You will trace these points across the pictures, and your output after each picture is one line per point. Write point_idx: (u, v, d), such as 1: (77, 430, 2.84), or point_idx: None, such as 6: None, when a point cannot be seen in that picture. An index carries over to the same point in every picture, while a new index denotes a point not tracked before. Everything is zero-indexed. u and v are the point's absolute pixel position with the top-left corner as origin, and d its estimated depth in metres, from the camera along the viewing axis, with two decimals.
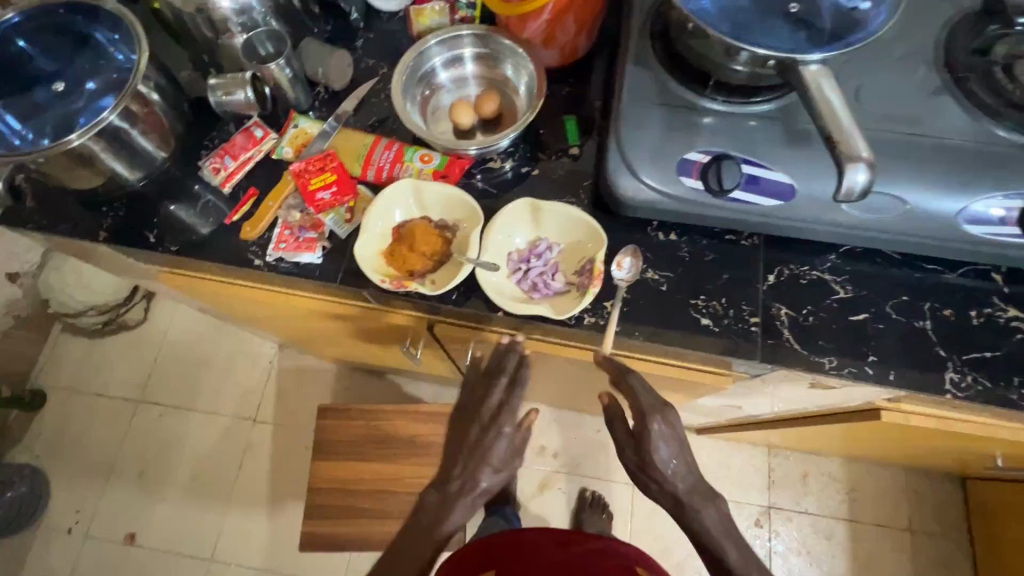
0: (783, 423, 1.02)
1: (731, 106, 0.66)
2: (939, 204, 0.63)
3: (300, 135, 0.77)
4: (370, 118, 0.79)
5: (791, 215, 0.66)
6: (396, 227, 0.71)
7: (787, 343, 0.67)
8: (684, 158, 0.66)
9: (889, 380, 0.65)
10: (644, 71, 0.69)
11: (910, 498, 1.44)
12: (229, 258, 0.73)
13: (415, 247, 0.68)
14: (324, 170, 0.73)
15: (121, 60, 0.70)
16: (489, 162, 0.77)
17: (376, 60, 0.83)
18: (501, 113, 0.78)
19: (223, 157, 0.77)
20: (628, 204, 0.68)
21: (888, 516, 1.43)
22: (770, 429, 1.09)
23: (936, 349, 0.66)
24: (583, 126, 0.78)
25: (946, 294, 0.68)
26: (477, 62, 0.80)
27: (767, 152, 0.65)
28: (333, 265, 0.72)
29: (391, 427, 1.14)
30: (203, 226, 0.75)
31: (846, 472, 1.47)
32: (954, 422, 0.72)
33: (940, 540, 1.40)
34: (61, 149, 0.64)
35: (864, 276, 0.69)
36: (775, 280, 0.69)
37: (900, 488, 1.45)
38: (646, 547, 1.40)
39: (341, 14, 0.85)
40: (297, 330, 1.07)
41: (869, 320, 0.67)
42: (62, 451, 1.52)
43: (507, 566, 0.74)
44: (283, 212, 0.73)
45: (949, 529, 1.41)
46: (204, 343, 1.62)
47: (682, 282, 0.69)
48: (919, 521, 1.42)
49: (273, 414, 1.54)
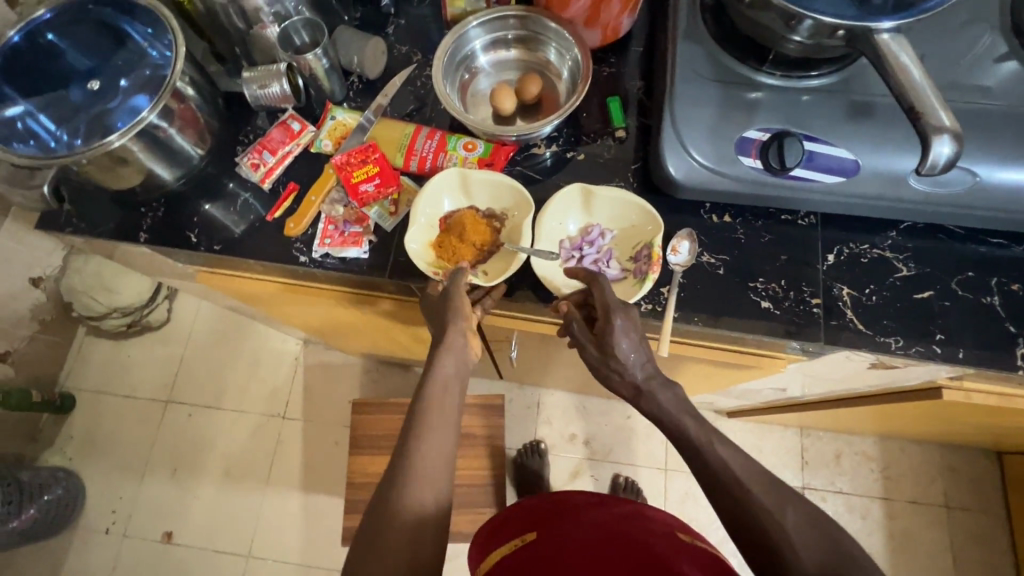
0: (827, 404, 1.00)
1: (788, 81, 0.64)
2: (1011, 175, 0.61)
3: (338, 127, 0.76)
4: (408, 107, 0.78)
5: (855, 192, 0.64)
6: (442, 218, 0.69)
7: (850, 324, 0.65)
8: (742, 137, 0.64)
9: (959, 358, 0.64)
10: (695, 47, 0.66)
11: (946, 475, 1.43)
12: (273, 256, 0.72)
13: (465, 237, 0.67)
14: (366, 162, 0.71)
15: (155, 55, 0.68)
16: (532, 148, 0.75)
17: (409, 47, 0.81)
18: (543, 98, 0.76)
19: (260, 152, 0.75)
20: (682, 185, 0.67)
21: (924, 493, 1.42)
22: (812, 410, 1.08)
23: (1005, 325, 0.64)
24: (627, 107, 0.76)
25: (1012, 268, 0.66)
26: (517, 46, 0.78)
27: (829, 127, 0.63)
28: (381, 259, 0.71)
29: None
30: (243, 225, 0.74)
31: (880, 450, 1.46)
32: (1018, 399, 0.70)
33: (978, 515, 1.40)
34: (102, 150, 0.63)
35: (926, 252, 0.68)
36: (835, 260, 0.68)
37: (935, 465, 1.44)
38: None
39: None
40: (331, 325, 1.06)
41: (934, 298, 0.66)
42: (94, 452, 1.53)
43: (546, 527, 0.71)
44: (326, 206, 0.72)
45: (986, 505, 1.40)
46: (228, 341, 1.61)
47: (739, 265, 0.68)
48: (955, 497, 1.41)
49: (302, 410, 1.54)
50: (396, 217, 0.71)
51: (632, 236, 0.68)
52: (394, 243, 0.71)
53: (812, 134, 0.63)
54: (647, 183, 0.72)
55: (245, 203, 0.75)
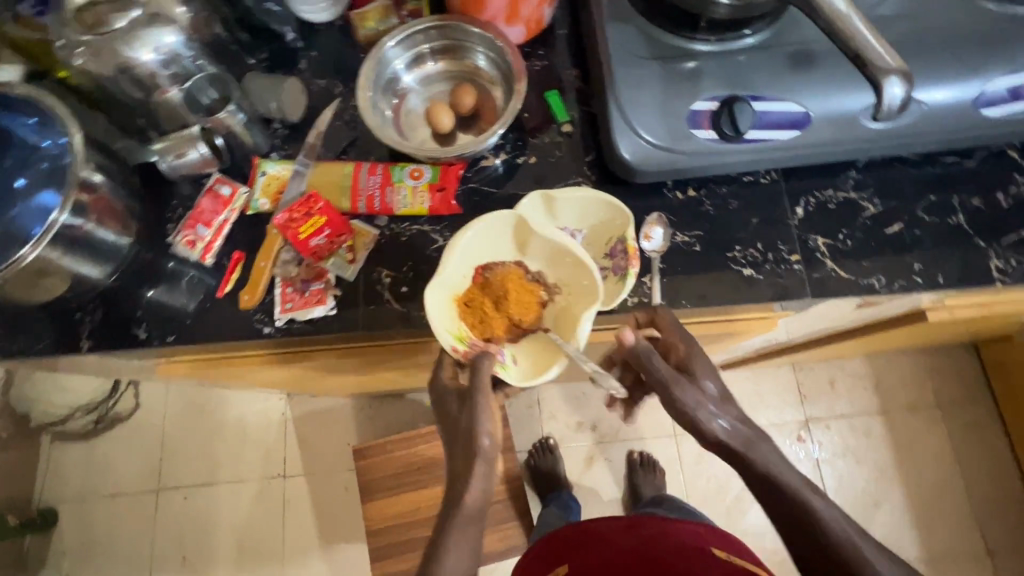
0: (817, 343, 1.02)
1: (723, 44, 0.63)
2: (957, 95, 0.61)
3: (272, 182, 0.70)
4: (341, 143, 0.73)
5: (811, 143, 0.63)
6: (480, 269, 0.65)
7: (832, 273, 0.65)
8: (691, 110, 0.62)
9: (940, 283, 0.65)
10: (625, 26, 0.64)
11: (932, 375, 1.49)
12: (234, 333, 0.67)
13: (504, 306, 0.63)
14: (311, 214, 0.66)
15: (51, 147, 0.62)
16: (481, 160, 0.72)
17: (328, 79, 0.76)
18: (481, 107, 0.73)
19: (194, 226, 0.69)
20: (642, 170, 0.65)
21: (917, 397, 1.48)
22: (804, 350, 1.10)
23: (975, 241, 0.66)
24: (567, 98, 0.73)
25: (969, 183, 0.68)
26: (440, 58, 0.74)
27: (774, 82, 0.62)
28: (352, 312, 0.67)
29: (434, 449, 1.11)
30: (194, 305, 0.68)
31: (869, 367, 1.51)
32: (996, 305, 0.72)
33: (968, 406, 1.47)
34: (16, 267, 0.57)
35: (887, 185, 0.68)
36: (804, 212, 0.67)
37: (922, 368, 1.50)
38: (703, 491, 1.43)
39: (275, 36, 0.77)
40: (313, 379, 1.01)
41: (904, 229, 0.66)
42: (93, 561, 1.44)
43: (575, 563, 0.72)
44: (279, 270, 0.67)
45: (974, 395, 1.47)
46: (207, 413, 1.53)
47: (713, 238, 0.67)
48: (945, 394, 1.48)
49: (302, 465, 1.48)
50: (356, 265, 0.67)
51: (602, 232, 0.65)
52: (361, 293, 0.67)
53: (759, 94, 0.62)
54: (604, 173, 0.70)
55: (189, 283, 0.69)
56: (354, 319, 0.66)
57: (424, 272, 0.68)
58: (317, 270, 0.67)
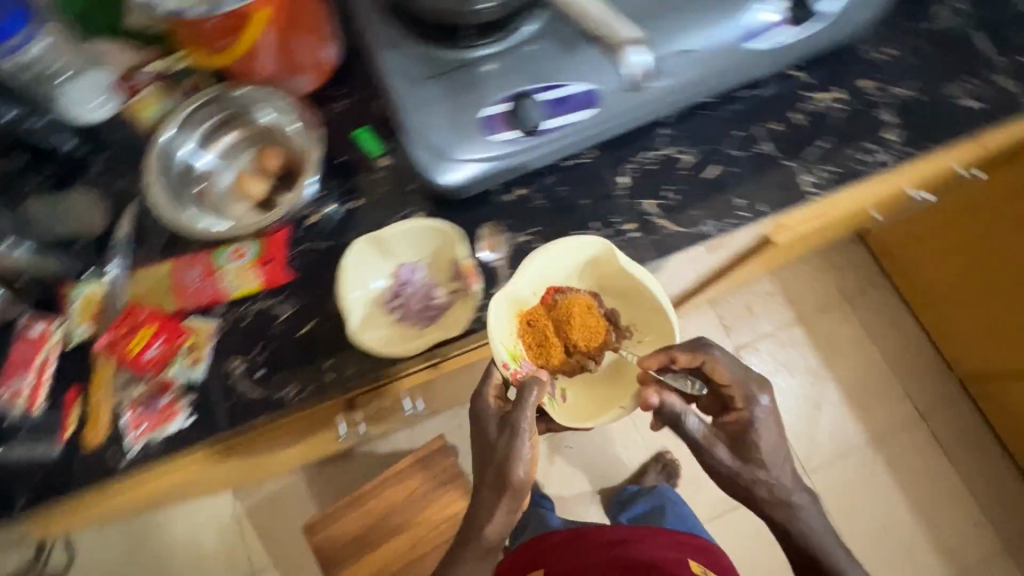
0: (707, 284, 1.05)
1: (497, 45, 0.63)
2: (720, 34, 0.64)
3: (90, 304, 0.66)
4: (157, 242, 0.68)
5: (609, 116, 0.65)
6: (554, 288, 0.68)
7: (668, 231, 0.67)
8: (484, 116, 0.62)
9: (764, 211, 0.68)
10: (400, 53, 0.64)
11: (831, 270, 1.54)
12: (87, 477, 0.62)
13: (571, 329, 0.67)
14: (137, 327, 0.64)
15: None
16: (309, 218, 0.69)
17: (125, 179, 0.71)
18: (289, 163, 0.69)
19: (14, 377, 0.64)
20: (459, 185, 0.64)
21: (827, 298, 1.52)
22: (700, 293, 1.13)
23: (783, 163, 0.70)
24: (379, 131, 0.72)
25: (765, 111, 0.72)
26: (232, 129, 0.70)
27: (555, 70, 0.63)
28: (207, 412, 0.63)
29: (387, 498, 1.10)
30: (54, 454, 0.62)
31: (778, 282, 1.54)
32: (828, 211, 0.77)
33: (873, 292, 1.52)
34: None
35: (695, 132, 0.71)
36: (628, 180, 0.69)
37: (825, 267, 1.54)
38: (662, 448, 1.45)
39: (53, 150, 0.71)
40: (229, 476, 0.95)
41: (721, 170, 0.69)
42: None
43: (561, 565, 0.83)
44: (121, 394, 0.63)
45: (881, 274, 1.53)
46: (149, 541, 1.42)
47: (551, 230, 0.68)
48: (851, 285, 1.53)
49: (269, 557, 1.41)
50: (201, 365, 0.64)
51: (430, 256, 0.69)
52: (207, 390, 0.63)
53: (547, 88, 0.63)
54: (438, 203, 0.69)
55: (25, 434, 0.63)
56: (204, 416, 0.63)
57: (283, 348, 0.65)
58: (169, 379, 0.63)
